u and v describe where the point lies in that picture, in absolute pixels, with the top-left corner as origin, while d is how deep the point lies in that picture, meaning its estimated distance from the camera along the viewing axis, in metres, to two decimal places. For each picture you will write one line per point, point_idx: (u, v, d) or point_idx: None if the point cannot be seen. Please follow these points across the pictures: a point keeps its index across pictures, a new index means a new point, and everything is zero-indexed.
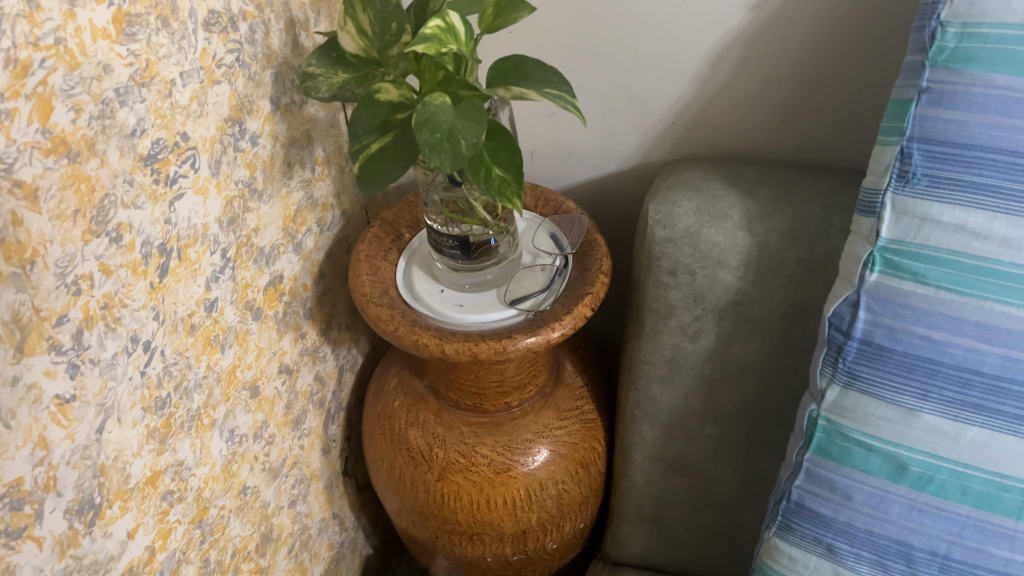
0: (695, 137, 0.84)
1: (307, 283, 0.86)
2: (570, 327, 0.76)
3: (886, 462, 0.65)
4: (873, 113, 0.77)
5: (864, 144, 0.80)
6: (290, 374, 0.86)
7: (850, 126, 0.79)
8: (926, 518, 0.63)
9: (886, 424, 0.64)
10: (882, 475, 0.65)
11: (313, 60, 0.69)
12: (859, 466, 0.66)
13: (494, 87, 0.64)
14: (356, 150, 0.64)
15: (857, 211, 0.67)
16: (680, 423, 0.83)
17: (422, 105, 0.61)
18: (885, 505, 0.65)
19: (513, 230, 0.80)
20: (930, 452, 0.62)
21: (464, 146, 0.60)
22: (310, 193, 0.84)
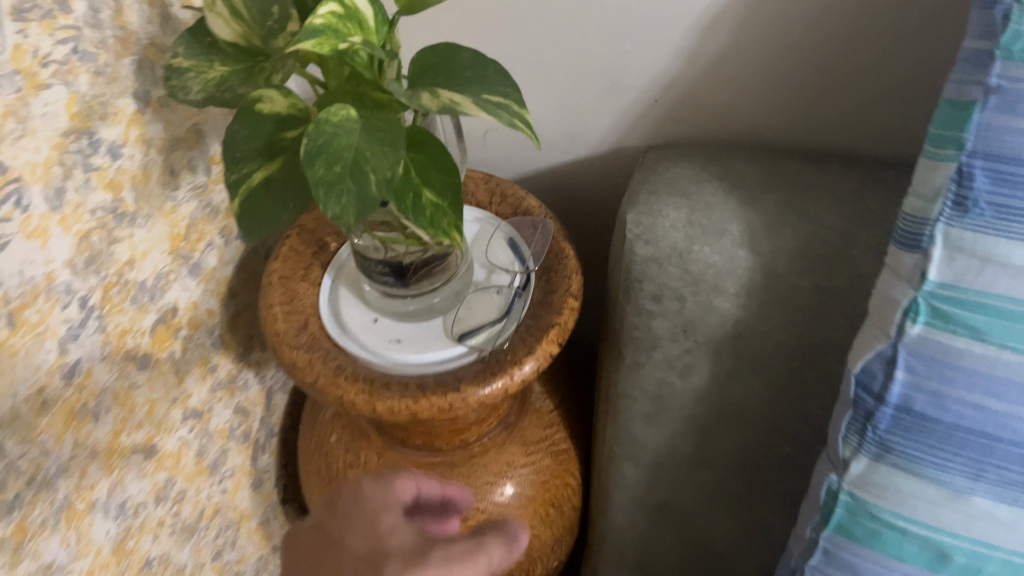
0: (681, 118, 0.68)
1: (212, 308, 0.71)
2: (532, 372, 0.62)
3: (924, 549, 0.51)
4: (901, 87, 0.61)
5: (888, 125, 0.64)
6: (199, 417, 0.72)
7: (872, 103, 0.63)
8: None
9: (924, 504, 0.50)
10: (919, 563, 0.51)
11: (180, 49, 0.52)
12: (890, 552, 0.52)
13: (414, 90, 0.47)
14: (234, 180, 0.47)
15: (895, 243, 0.52)
16: (667, 465, 0.70)
17: (314, 124, 0.44)
18: None
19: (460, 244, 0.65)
20: (981, 540, 0.49)
21: (373, 184, 0.44)
22: (207, 201, 0.68)
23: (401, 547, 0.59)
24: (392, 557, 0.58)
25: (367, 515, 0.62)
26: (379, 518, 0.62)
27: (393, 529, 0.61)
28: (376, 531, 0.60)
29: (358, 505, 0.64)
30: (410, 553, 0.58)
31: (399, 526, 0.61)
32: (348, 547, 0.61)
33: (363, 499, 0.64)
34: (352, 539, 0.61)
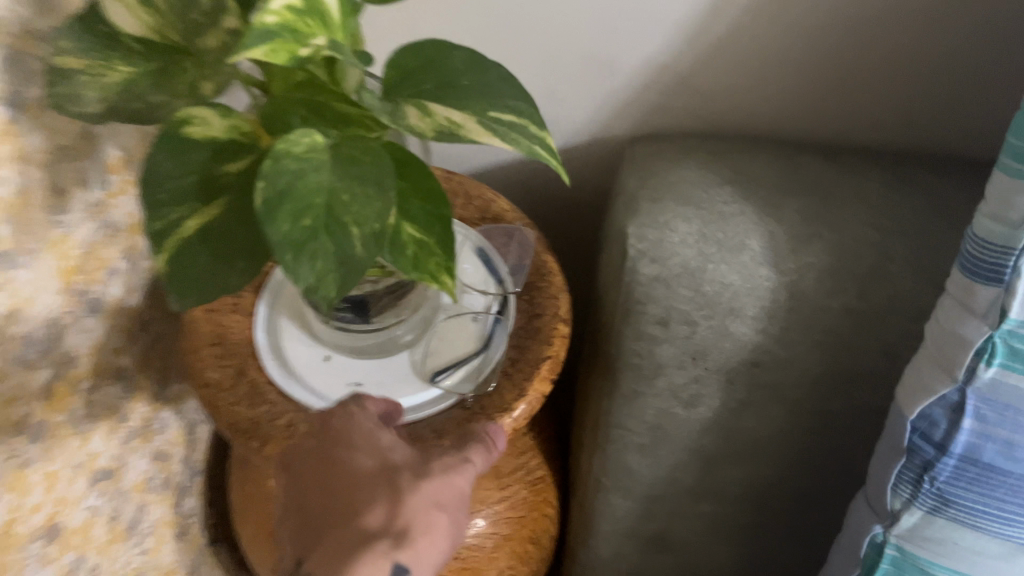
0: (674, 107, 0.59)
1: (117, 348, 0.58)
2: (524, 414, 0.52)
3: None
4: (926, 71, 0.55)
5: (904, 113, 0.57)
6: (111, 477, 0.60)
7: (891, 89, 0.56)
8: None
9: (986, 562, 0.45)
10: None
11: (66, 41, 0.38)
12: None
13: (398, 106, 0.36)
14: (160, 230, 0.35)
15: (966, 271, 0.44)
16: (664, 497, 0.63)
17: (269, 160, 0.33)
18: None
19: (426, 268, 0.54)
20: None
21: (358, 241, 0.33)
22: (106, 220, 0.55)
23: (406, 466, 0.43)
24: (405, 471, 0.43)
25: (362, 418, 0.46)
26: (364, 426, 0.45)
27: (392, 445, 0.45)
28: (378, 442, 0.44)
29: (349, 427, 0.45)
30: (418, 463, 0.44)
31: (399, 444, 0.45)
32: (347, 457, 0.43)
33: (351, 418, 0.45)
34: (353, 444, 0.44)
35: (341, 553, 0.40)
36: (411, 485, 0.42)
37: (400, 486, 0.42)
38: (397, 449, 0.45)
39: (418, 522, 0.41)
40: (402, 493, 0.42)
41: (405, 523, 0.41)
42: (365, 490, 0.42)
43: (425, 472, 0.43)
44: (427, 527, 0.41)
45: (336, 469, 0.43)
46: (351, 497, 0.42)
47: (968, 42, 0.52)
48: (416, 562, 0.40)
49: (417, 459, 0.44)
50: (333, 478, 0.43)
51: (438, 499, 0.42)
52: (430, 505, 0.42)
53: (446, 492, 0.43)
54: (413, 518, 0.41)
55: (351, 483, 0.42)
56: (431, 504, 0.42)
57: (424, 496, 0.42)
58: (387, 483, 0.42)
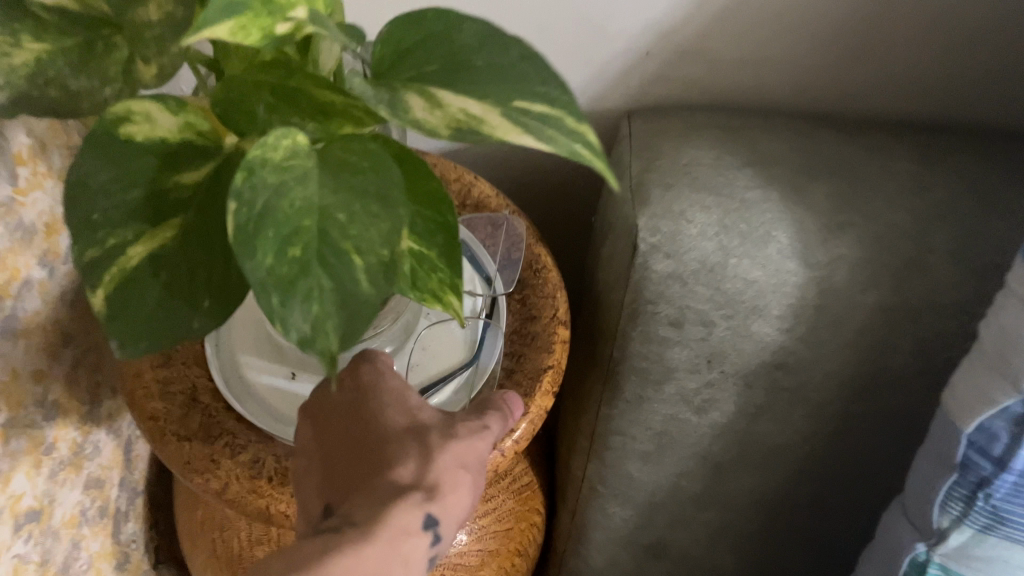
0: (676, 76, 0.53)
1: (37, 370, 0.50)
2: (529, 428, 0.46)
3: None
4: (953, 35, 0.50)
5: (924, 81, 0.53)
6: (38, 517, 0.51)
7: (914, 55, 0.51)
8: None
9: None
10: None
11: None
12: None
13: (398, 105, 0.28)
14: (93, 258, 0.27)
15: None
16: (665, 506, 0.58)
17: (240, 178, 0.25)
18: None
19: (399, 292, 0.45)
20: None
21: (364, 278, 0.26)
22: (16, 221, 0.46)
23: (437, 425, 0.38)
24: (437, 428, 0.38)
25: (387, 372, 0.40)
26: (391, 381, 0.40)
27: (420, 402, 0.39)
28: (406, 400, 0.39)
29: (376, 384, 0.39)
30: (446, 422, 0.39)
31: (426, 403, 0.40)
32: (375, 413, 0.38)
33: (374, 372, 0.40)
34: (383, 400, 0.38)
35: (369, 506, 0.34)
36: (443, 441, 0.37)
37: (433, 444, 0.37)
38: (425, 407, 0.39)
39: (447, 485, 0.36)
40: (433, 453, 0.36)
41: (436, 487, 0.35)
42: (391, 450, 0.36)
43: (457, 431, 0.38)
44: (455, 487, 0.36)
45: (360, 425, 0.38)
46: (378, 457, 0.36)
47: (1005, 3, 0.47)
48: (444, 519, 0.35)
49: (446, 418, 0.39)
50: (357, 434, 0.38)
51: (468, 463, 0.37)
52: (461, 469, 0.37)
53: (476, 456, 0.38)
54: (445, 482, 0.36)
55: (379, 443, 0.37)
56: (462, 466, 0.37)
57: (457, 459, 0.37)
58: (418, 442, 0.37)
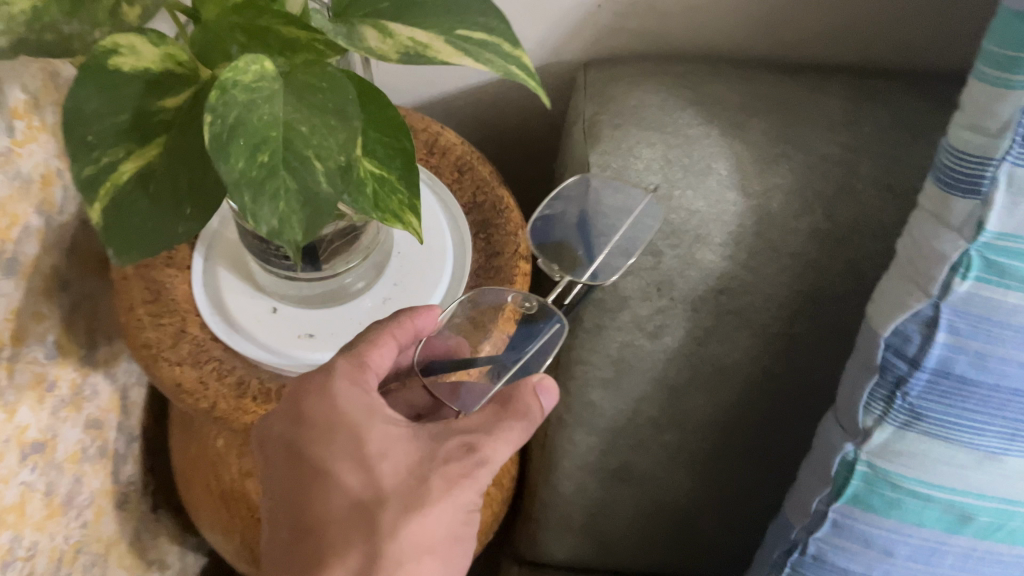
0: (628, 27, 0.56)
1: (39, 311, 0.53)
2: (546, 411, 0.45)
3: (946, 513, 0.48)
4: None
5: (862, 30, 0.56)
6: (43, 451, 0.56)
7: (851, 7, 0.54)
8: (983, 565, 0.50)
9: (954, 471, 0.47)
10: (938, 526, 0.49)
11: None
12: (909, 519, 0.49)
13: (353, 37, 0.33)
14: (89, 175, 0.31)
15: (943, 185, 0.43)
16: (626, 429, 0.62)
17: (214, 98, 0.29)
18: (934, 559, 0.50)
19: (371, 228, 0.50)
20: (1005, 497, 0.47)
21: (320, 175, 0.30)
22: (14, 171, 0.49)
23: (396, 486, 0.40)
24: (391, 502, 0.39)
25: (357, 390, 0.43)
26: (354, 416, 0.42)
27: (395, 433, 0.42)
28: (367, 452, 0.41)
29: (336, 428, 0.41)
30: (416, 478, 0.40)
31: (394, 445, 0.41)
32: (332, 471, 0.40)
33: (344, 386, 0.43)
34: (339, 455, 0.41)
35: None
36: (395, 519, 0.39)
37: (382, 522, 0.39)
38: (406, 449, 0.41)
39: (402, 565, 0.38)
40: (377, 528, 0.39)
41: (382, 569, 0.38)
42: (346, 519, 0.39)
43: (419, 502, 0.39)
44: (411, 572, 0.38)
45: (316, 482, 0.41)
46: (331, 517, 0.40)
47: None
48: None
49: (416, 466, 0.40)
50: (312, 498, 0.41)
51: (427, 541, 0.39)
52: (417, 547, 0.39)
53: (443, 519, 0.39)
54: (394, 561, 0.38)
55: (329, 503, 0.40)
56: (420, 544, 0.39)
57: (407, 537, 0.38)
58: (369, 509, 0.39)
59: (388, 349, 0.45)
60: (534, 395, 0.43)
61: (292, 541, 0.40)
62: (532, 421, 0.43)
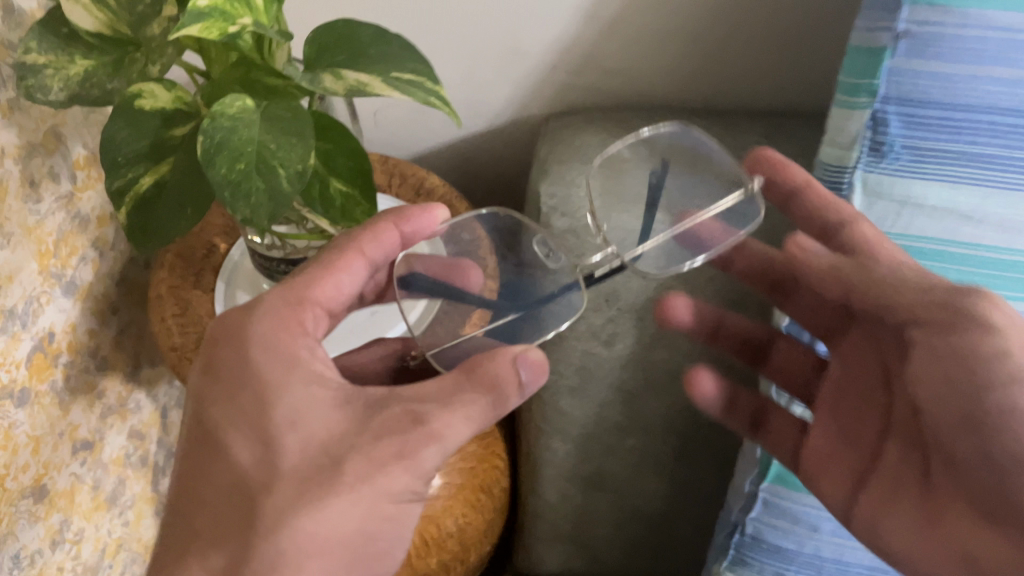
0: (581, 84, 0.66)
1: (92, 328, 0.65)
2: (529, 394, 0.43)
3: None
4: (799, 52, 0.62)
5: (786, 82, 0.65)
6: (90, 450, 0.66)
7: (770, 64, 0.63)
8: None
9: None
10: None
11: (32, 41, 0.44)
12: None
13: (315, 74, 0.43)
14: (118, 188, 0.42)
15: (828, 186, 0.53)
16: (596, 435, 0.69)
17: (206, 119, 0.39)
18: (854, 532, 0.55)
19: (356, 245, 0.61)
20: None
21: (283, 177, 0.40)
22: (74, 211, 0.61)
23: (298, 465, 0.38)
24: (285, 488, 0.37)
25: (289, 336, 0.42)
26: (273, 375, 0.40)
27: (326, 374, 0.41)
28: (274, 425, 0.38)
29: (253, 400, 0.39)
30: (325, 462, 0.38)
31: (308, 415, 0.39)
32: (235, 440, 0.39)
33: (270, 331, 0.41)
34: (247, 429, 0.39)
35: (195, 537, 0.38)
36: (287, 503, 0.37)
37: (272, 507, 0.37)
38: (326, 425, 0.39)
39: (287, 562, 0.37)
40: (261, 509, 0.37)
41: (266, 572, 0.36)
42: (233, 495, 0.38)
43: (318, 495, 0.37)
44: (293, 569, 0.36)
45: (219, 444, 0.39)
46: (217, 489, 0.39)
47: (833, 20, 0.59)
48: None
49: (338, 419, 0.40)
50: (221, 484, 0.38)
51: (322, 533, 0.37)
52: (305, 540, 0.37)
53: (349, 513, 0.37)
54: (274, 555, 0.36)
55: (222, 475, 0.39)
56: (314, 539, 0.37)
57: (298, 527, 0.37)
58: (259, 487, 0.38)
59: (384, 243, 0.49)
60: (513, 380, 0.41)
61: (179, 505, 0.39)
62: (501, 403, 0.41)
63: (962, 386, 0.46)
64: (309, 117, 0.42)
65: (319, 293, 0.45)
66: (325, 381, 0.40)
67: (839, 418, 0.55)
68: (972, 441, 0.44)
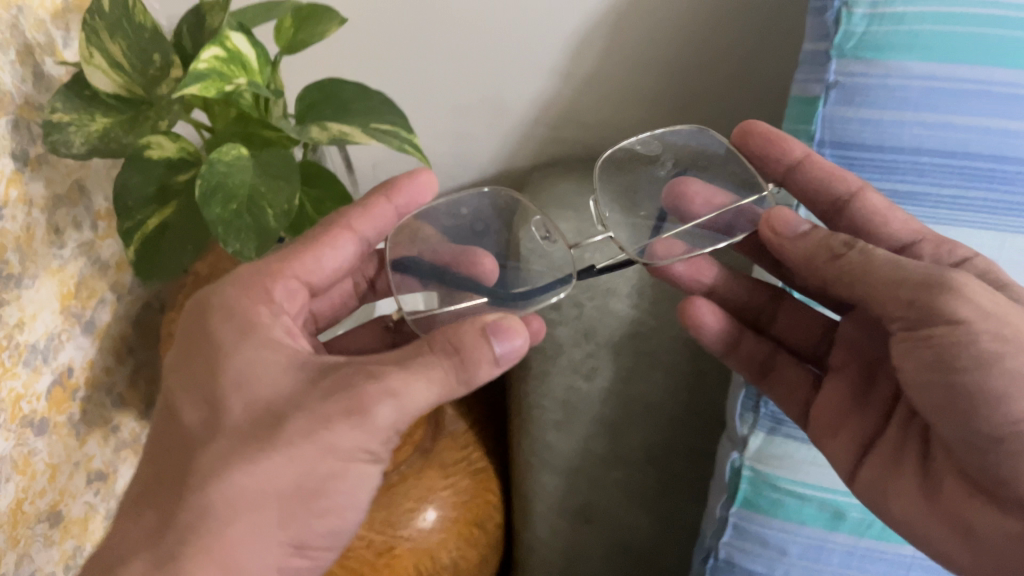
0: (562, 138, 0.72)
1: (108, 366, 0.70)
2: (510, 361, 0.41)
3: (821, 510, 0.56)
4: (757, 104, 0.67)
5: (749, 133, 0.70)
6: (104, 481, 0.70)
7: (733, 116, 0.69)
8: (869, 564, 0.55)
9: (816, 470, 0.57)
10: (817, 524, 0.56)
11: (58, 103, 0.50)
12: (792, 517, 0.56)
13: (303, 125, 0.49)
14: (127, 229, 0.48)
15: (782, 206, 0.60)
16: (583, 469, 0.71)
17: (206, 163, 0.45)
18: (823, 556, 0.55)
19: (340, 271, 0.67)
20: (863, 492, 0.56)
21: (271, 216, 0.45)
22: (95, 256, 0.66)
23: (241, 419, 0.38)
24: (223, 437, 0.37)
25: (259, 307, 0.43)
26: (231, 340, 0.40)
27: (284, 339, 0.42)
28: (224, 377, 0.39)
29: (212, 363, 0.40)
30: (267, 416, 0.38)
31: (253, 374, 0.39)
32: (195, 395, 0.40)
33: (235, 298, 0.43)
34: (202, 389, 0.39)
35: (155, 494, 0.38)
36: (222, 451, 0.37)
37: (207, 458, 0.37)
38: (273, 384, 0.39)
39: (222, 520, 0.36)
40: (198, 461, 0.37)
41: (194, 528, 0.36)
42: (177, 453, 0.39)
43: (255, 449, 0.37)
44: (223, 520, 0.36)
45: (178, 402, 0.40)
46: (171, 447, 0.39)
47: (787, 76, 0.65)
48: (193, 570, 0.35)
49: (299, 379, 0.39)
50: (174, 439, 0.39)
51: (255, 489, 0.36)
52: (236, 497, 0.36)
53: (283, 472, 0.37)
54: (203, 505, 0.36)
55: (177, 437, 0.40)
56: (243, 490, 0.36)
57: (229, 481, 0.36)
58: (203, 441, 0.38)
59: (378, 217, 0.52)
60: (482, 345, 0.40)
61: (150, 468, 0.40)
62: (466, 366, 0.39)
63: (943, 379, 0.42)
64: (297, 160, 0.48)
65: (298, 266, 0.47)
66: (278, 347, 0.41)
67: (851, 377, 0.56)
68: (959, 420, 0.42)
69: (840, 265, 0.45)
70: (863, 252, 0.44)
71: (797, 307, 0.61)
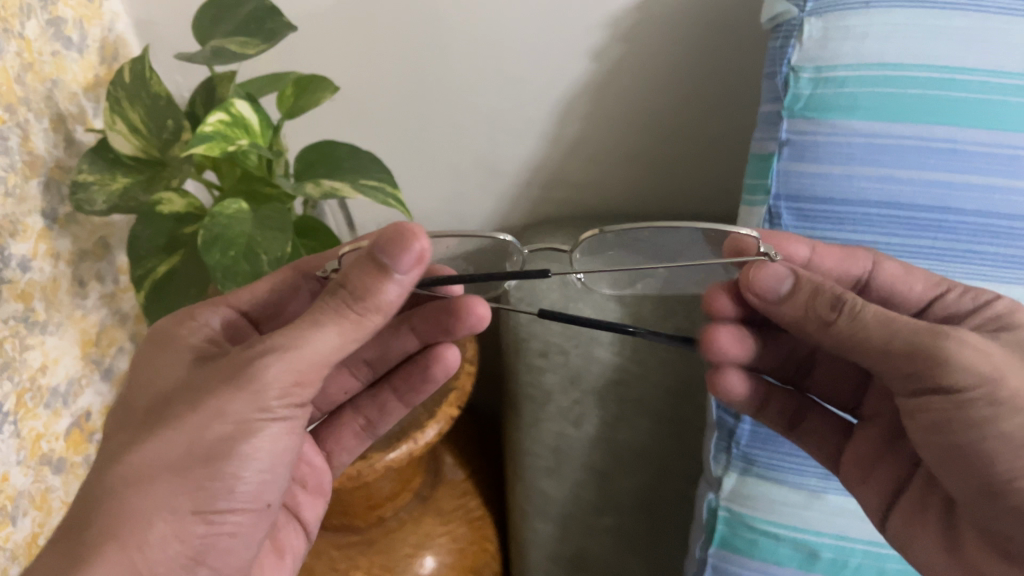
0: (553, 197, 0.76)
1: None
2: (419, 264, 0.39)
3: (795, 551, 0.56)
4: (732, 162, 0.71)
5: (728, 190, 0.74)
6: None
7: (711, 173, 0.73)
8: None
9: (790, 510, 0.56)
10: (793, 565, 0.56)
11: (84, 165, 0.55)
12: (769, 558, 0.57)
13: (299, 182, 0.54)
14: (138, 276, 0.53)
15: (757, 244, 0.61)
16: (573, 515, 0.74)
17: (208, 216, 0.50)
18: None
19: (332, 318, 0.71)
20: (839, 534, 0.55)
21: (264, 262, 0.50)
22: (115, 307, 0.72)
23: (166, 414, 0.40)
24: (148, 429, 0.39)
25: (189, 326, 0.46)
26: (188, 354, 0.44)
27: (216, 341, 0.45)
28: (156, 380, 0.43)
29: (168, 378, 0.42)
30: (173, 399, 0.40)
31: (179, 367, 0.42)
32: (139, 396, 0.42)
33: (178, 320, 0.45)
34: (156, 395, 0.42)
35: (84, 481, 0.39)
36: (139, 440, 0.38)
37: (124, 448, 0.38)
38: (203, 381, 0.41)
39: (138, 492, 0.37)
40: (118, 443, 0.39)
41: (112, 498, 0.37)
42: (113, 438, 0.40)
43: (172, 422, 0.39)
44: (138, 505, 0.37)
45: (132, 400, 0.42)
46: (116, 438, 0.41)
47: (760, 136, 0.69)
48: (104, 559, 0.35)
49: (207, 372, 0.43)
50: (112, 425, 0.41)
51: (153, 461, 0.38)
52: (138, 470, 0.38)
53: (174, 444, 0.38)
54: (115, 479, 0.37)
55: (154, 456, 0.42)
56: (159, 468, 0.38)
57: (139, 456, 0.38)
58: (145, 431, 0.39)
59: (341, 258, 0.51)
60: (373, 273, 0.39)
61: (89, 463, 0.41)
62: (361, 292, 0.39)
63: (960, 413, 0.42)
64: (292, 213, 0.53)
65: (232, 295, 0.49)
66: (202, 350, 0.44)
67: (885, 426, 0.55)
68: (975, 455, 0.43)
69: (834, 334, 0.43)
70: (852, 318, 0.42)
71: (832, 367, 0.59)
